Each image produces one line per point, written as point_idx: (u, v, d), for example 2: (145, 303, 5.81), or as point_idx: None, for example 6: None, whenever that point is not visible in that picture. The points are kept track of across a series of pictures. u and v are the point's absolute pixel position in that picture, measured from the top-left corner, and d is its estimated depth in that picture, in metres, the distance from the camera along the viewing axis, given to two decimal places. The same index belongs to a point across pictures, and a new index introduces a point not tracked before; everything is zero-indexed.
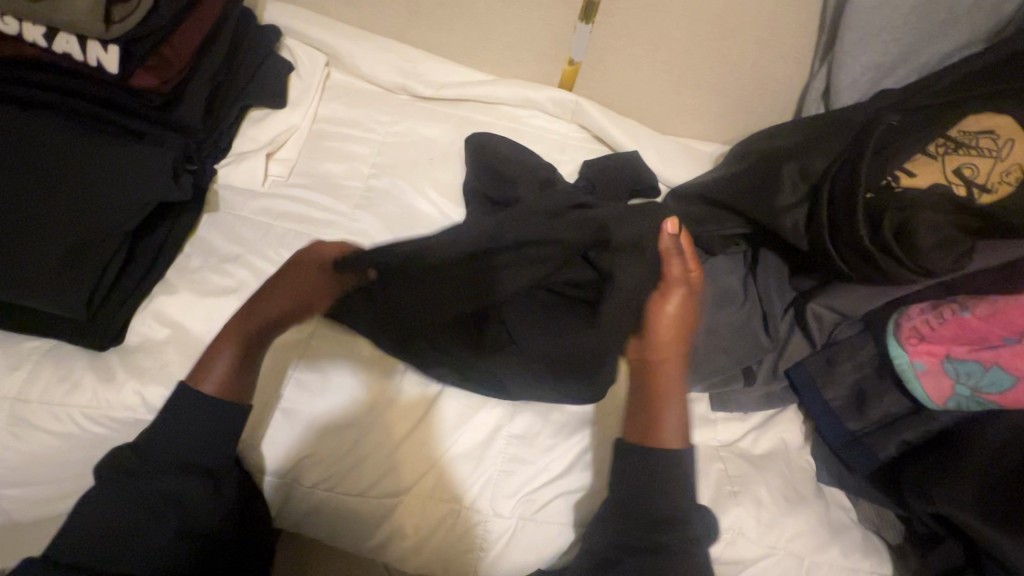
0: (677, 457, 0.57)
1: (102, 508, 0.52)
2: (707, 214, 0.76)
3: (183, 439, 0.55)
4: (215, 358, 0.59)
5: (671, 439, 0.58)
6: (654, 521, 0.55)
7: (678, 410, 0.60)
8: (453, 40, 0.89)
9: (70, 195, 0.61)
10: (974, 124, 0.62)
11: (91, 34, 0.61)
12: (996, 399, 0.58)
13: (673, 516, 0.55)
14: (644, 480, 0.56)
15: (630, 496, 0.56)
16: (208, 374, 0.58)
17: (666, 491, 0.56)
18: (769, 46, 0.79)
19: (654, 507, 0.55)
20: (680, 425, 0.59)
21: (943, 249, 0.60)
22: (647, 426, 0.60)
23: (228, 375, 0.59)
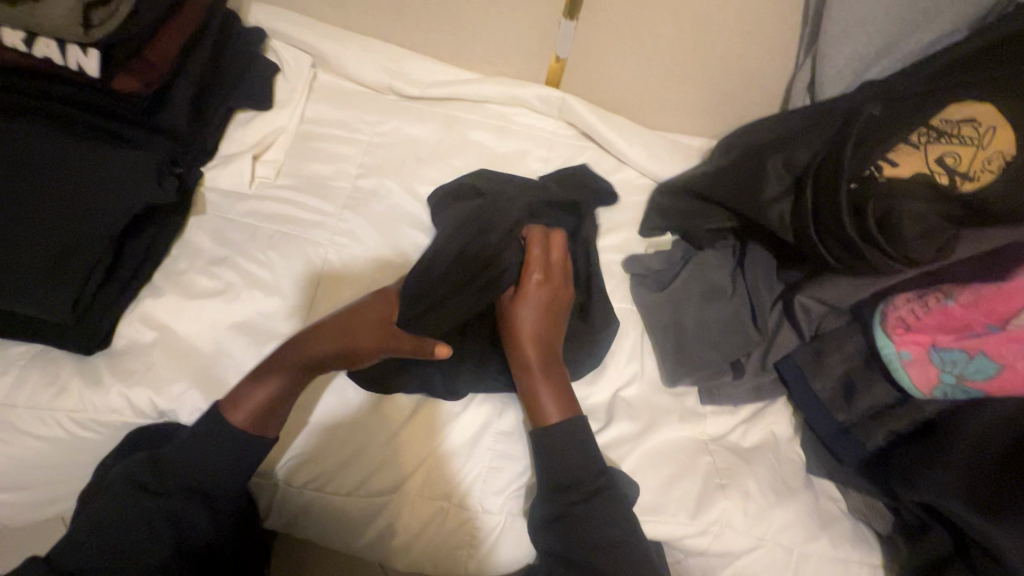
0: (563, 432, 0.62)
1: (116, 520, 0.54)
2: (695, 209, 0.77)
3: (203, 464, 0.57)
4: (254, 390, 0.59)
5: (550, 415, 0.63)
6: (561, 485, 0.60)
7: (549, 387, 0.64)
8: (438, 39, 0.89)
9: (54, 200, 0.61)
10: (955, 112, 0.62)
11: (70, 38, 0.61)
12: (981, 385, 0.58)
13: (577, 484, 0.60)
14: (555, 456, 0.61)
15: (552, 468, 0.61)
16: (240, 408, 0.58)
17: (552, 459, 0.61)
18: (754, 39, 0.79)
19: (568, 477, 0.60)
20: (555, 401, 0.64)
21: (926, 239, 0.60)
22: (530, 395, 0.64)
23: (263, 410, 0.59)
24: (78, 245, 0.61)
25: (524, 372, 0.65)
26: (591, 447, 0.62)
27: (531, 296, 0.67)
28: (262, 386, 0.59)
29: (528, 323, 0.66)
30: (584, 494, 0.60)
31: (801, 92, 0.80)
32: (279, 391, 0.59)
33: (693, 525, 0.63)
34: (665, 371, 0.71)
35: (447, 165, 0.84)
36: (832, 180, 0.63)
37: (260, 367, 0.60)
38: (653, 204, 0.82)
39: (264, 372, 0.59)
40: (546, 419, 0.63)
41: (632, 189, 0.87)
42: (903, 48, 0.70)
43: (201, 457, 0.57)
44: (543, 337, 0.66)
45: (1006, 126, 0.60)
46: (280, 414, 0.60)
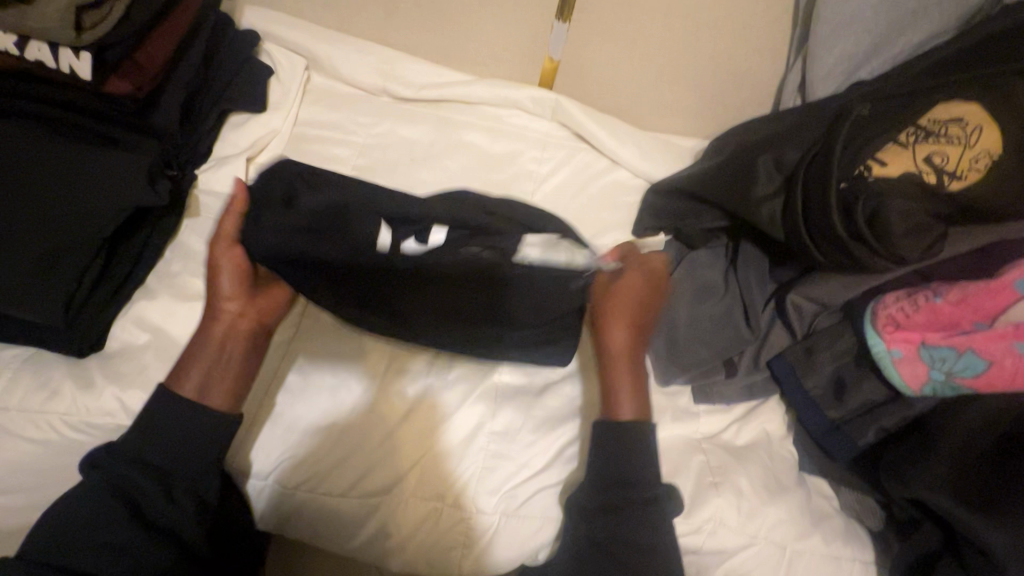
0: (635, 436, 0.62)
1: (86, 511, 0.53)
2: (687, 209, 0.77)
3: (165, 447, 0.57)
4: (190, 366, 0.61)
5: (625, 411, 0.64)
6: (619, 482, 0.60)
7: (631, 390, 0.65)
8: (432, 41, 0.89)
9: (45, 202, 0.61)
10: (943, 112, 0.62)
11: (63, 42, 0.62)
12: (970, 382, 0.59)
13: (640, 484, 0.60)
14: (618, 463, 0.61)
15: (603, 463, 0.61)
16: (184, 379, 0.61)
17: (623, 460, 0.61)
18: (744, 39, 0.79)
19: (625, 486, 0.60)
20: (634, 402, 0.65)
21: (914, 235, 0.61)
22: (612, 391, 0.65)
23: (203, 378, 0.61)
24: (70, 247, 0.61)
25: (605, 367, 0.67)
26: (652, 449, 0.62)
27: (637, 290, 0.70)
28: (196, 358, 0.62)
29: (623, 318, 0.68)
30: (640, 495, 0.59)
31: (792, 92, 0.81)
32: (211, 363, 0.62)
33: (686, 523, 0.63)
34: (658, 370, 0.71)
35: (441, 166, 0.85)
36: (822, 179, 0.63)
37: (198, 345, 0.62)
38: (646, 204, 0.82)
39: (205, 346, 0.62)
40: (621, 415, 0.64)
41: (626, 189, 0.88)
42: (891, 51, 0.71)
43: (160, 439, 0.57)
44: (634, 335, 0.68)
45: (993, 126, 0.61)
46: (221, 384, 0.61)
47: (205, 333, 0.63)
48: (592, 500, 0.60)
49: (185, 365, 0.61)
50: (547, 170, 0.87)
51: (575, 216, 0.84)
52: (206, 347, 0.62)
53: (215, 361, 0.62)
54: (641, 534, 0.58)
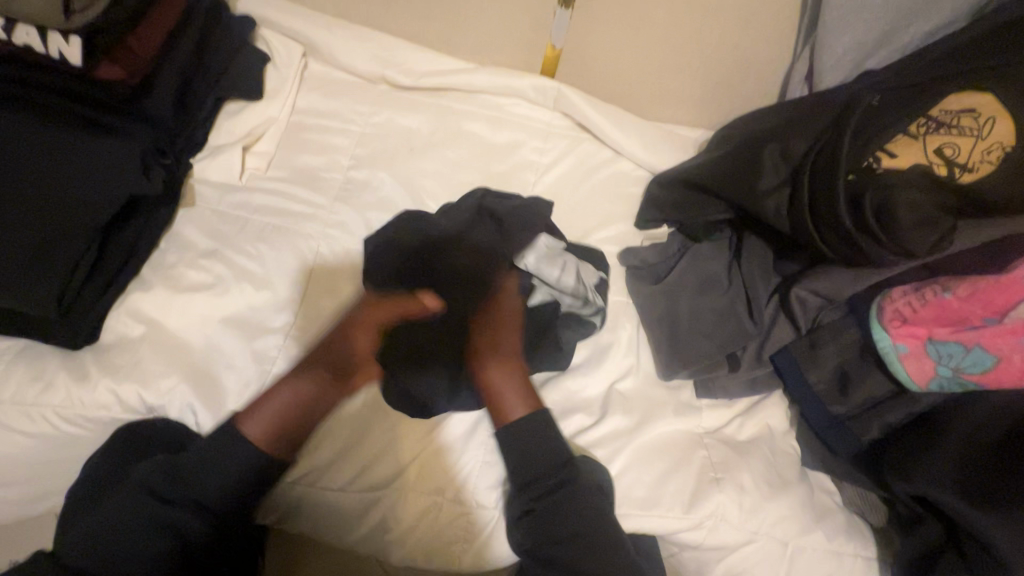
0: (528, 425, 0.61)
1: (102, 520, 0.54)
2: (690, 199, 0.76)
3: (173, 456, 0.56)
4: (257, 405, 0.59)
5: (511, 408, 0.62)
6: (528, 476, 0.59)
7: (513, 388, 0.63)
8: (431, 27, 0.87)
9: (36, 191, 0.60)
10: (956, 103, 0.61)
11: (51, 24, 0.60)
12: (978, 378, 0.58)
13: (546, 470, 0.59)
14: (519, 442, 0.60)
15: (517, 459, 0.60)
16: (253, 417, 0.58)
17: (531, 449, 0.60)
18: (751, 27, 0.78)
19: (538, 463, 0.60)
20: (518, 394, 0.63)
21: (926, 228, 0.59)
22: (495, 393, 0.63)
23: (271, 425, 0.58)
24: (62, 238, 0.60)
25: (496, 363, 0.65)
26: (552, 432, 0.61)
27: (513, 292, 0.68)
28: (273, 397, 0.60)
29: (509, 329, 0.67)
30: (551, 481, 0.58)
31: (799, 81, 0.79)
32: (286, 405, 0.60)
33: (687, 519, 0.63)
34: (660, 363, 0.71)
35: (441, 156, 0.83)
36: (829, 170, 0.62)
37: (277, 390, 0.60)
38: (648, 195, 0.80)
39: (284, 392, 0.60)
40: (509, 415, 0.62)
41: (628, 180, 0.86)
42: (903, 38, 0.70)
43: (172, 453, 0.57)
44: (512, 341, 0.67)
45: (1007, 117, 0.59)
46: (288, 433, 0.59)
47: (297, 379, 0.61)
48: (517, 502, 0.59)
49: (268, 408, 0.59)
50: (549, 161, 0.86)
51: (577, 207, 0.83)
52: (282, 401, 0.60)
53: (285, 410, 0.60)
54: (563, 523, 0.56)
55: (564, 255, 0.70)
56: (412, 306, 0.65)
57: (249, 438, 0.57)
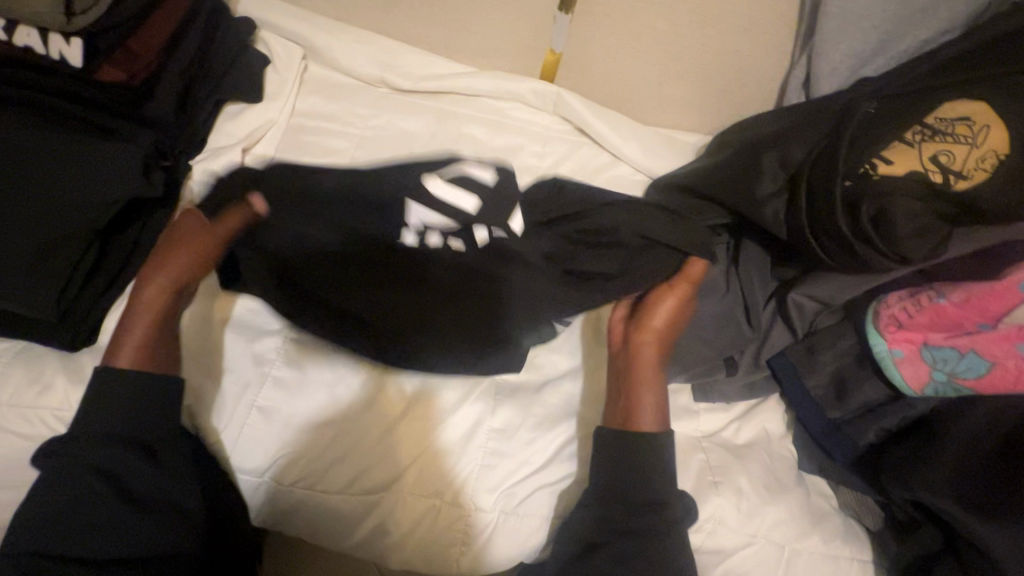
0: (659, 441, 0.61)
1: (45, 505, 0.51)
2: (689, 205, 0.76)
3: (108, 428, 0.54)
4: (129, 329, 0.59)
5: (648, 422, 0.62)
6: (629, 505, 0.58)
7: (655, 394, 0.63)
8: (432, 31, 0.88)
9: (36, 192, 0.60)
10: (950, 111, 0.62)
11: (53, 27, 0.61)
12: (972, 383, 0.58)
13: (657, 504, 0.58)
14: (627, 470, 0.59)
15: (621, 488, 0.59)
16: (122, 348, 0.58)
17: (633, 476, 0.59)
18: (749, 34, 0.79)
19: (642, 494, 0.58)
20: (655, 406, 0.63)
21: (920, 236, 0.60)
22: (631, 403, 0.63)
23: (143, 347, 0.59)
24: (62, 240, 0.60)
25: (632, 385, 0.64)
26: (668, 469, 0.60)
27: (668, 295, 0.67)
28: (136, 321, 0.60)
29: (658, 330, 0.66)
30: (653, 520, 0.57)
31: (796, 88, 0.80)
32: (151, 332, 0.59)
33: None
34: None
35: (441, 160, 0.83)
36: (827, 177, 0.63)
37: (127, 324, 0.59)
38: (646, 200, 0.81)
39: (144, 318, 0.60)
40: (641, 427, 0.62)
41: (627, 185, 0.87)
42: (899, 47, 0.71)
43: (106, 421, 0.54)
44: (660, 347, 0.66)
45: (1000, 125, 0.60)
46: (163, 358, 0.59)
47: (130, 313, 0.60)
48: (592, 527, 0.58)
49: (128, 332, 0.59)
50: (549, 165, 0.86)
51: None
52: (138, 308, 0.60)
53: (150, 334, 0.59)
54: (655, 553, 0.56)
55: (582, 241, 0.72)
56: (244, 212, 0.65)
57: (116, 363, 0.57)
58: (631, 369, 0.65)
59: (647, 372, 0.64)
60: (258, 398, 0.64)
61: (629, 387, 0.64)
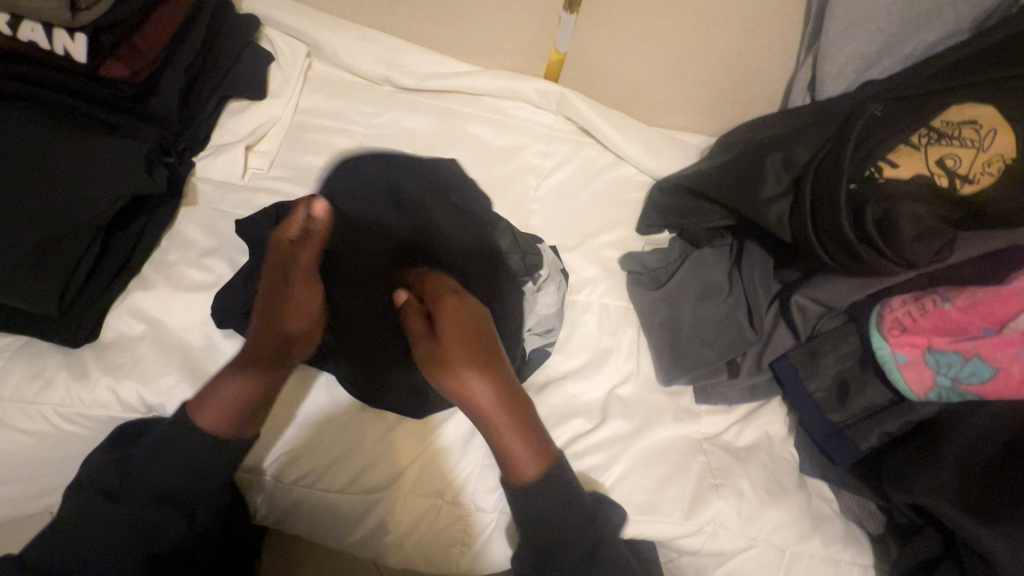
0: (540, 489, 0.55)
1: (104, 526, 0.53)
2: (693, 207, 0.76)
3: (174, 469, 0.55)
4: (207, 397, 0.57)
5: (527, 468, 0.55)
6: (545, 546, 0.55)
7: (520, 442, 0.55)
8: (436, 30, 0.88)
9: (39, 189, 0.60)
10: (957, 114, 0.61)
11: (57, 22, 0.60)
12: (976, 389, 0.58)
13: (572, 539, 0.55)
14: (540, 512, 0.55)
15: (529, 519, 0.55)
16: (204, 411, 0.57)
17: (546, 518, 0.55)
18: (754, 35, 0.78)
19: (554, 535, 0.55)
20: (531, 452, 0.55)
21: (925, 240, 0.59)
22: (505, 453, 0.56)
23: (224, 409, 0.56)
24: (64, 236, 0.60)
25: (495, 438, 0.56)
26: (578, 499, 0.56)
27: (479, 375, 0.53)
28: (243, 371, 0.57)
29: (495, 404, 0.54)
30: (579, 551, 0.55)
31: (801, 90, 0.79)
32: (246, 390, 0.57)
33: (685, 526, 0.63)
34: (660, 369, 0.71)
35: (443, 159, 0.83)
36: (833, 180, 0.62)
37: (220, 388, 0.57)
38: (650, 201, 0.82)
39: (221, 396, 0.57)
40: (524, 475, 0.55)
41: (630, 186, 0.87)
42: (906, 48, 0.70)
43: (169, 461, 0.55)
44: (512, 394, 0.56)
45: (1008, 128, 0.60)
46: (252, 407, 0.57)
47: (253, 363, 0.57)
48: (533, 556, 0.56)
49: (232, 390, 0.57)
50: (552, 165, 0.86)
51: (579, 211, 0.83)
52: (269, 350, 0.57)
53: (246, 390, 0.57)
54: None
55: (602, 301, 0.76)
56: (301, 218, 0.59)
57: (206, 426, 0.56)
58: (494, 426, 0.55)
59: (508, 433, 0.55)
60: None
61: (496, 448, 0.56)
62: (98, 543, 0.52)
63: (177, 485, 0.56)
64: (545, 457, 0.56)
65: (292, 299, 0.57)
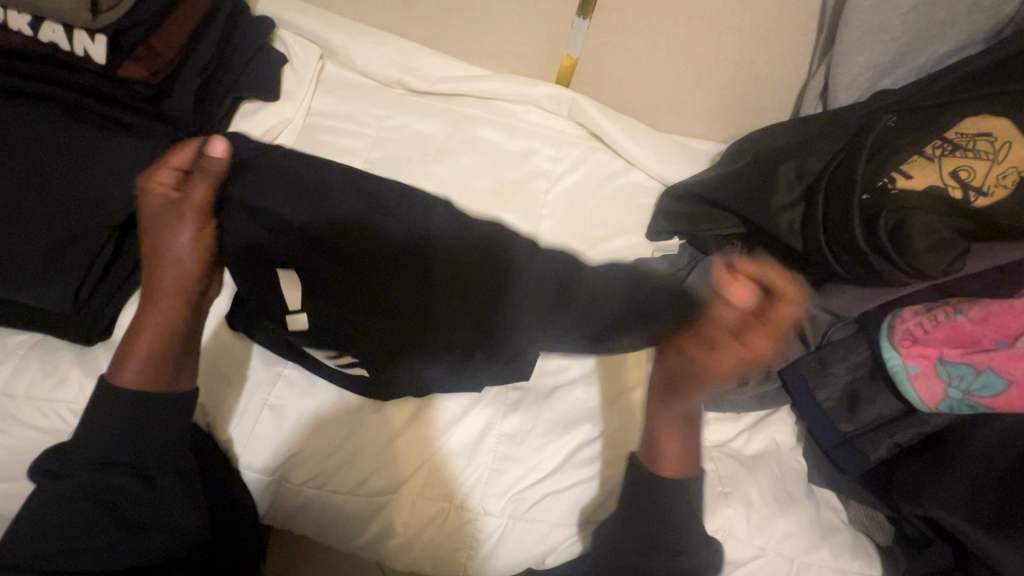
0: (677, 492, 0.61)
1: (58, 498, 0.52)
2: (705, 214, 0.76)
3: (111, 436, 0.54)
4: (130, 352, 0.56)
5: (672, 469, 0.62)
6: (647, 545, 0.60)
7: (679, 441, 0.64)
8: (449, 34, 0.88)
9: (56, 188, 0.61)
10: (972, 126, 0.62)
11: (78, 24, 0.61)
12: (988, 402, 0.57)
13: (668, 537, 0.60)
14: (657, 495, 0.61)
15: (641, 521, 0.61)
16: (128, 362, 0.56)
17: (669, 508, 0.61)
18: (767, 44, 0.78)
19: (658, 533, 0.60)
20: (682, 454, 0.63)
21: (937, 251, 0.59)
22: (654, 449, 0.64)
23: (151, 364, 0.56)
24: (78, 235, 0.60)
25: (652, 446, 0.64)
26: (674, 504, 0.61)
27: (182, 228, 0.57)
28: (151, 311, 0.57)
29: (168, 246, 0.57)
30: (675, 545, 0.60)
31: (812, 99, 0.79)
32: (159, 332, 0.57)
33: None
34: None
35: (454, 162, 0.84)
36: (846, 188, 0.63)
37: (137, 338, 0.57)
38: (658, 206, 0.81)
39: (149, 338, 0.56)
40: (666, 473, 0.62)
41: (640, 191, 0.86)
42: (920, 58, 0.70)
43: (109, 429, 0.54)
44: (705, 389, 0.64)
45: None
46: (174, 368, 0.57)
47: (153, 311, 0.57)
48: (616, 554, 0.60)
49: (138, 333, 0.57)
50: (563, 170, 0.86)
51: (589, 216, 0.84)
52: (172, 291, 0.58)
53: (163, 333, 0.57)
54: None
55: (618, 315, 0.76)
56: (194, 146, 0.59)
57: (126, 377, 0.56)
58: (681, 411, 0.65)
59: (669, 429, 0.64)
60: (269, 397, 0.65)
61: (652, 445, 0.64)
62: (53, 520, 0.51)
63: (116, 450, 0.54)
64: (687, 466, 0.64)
65: (195, 245, 0.57)
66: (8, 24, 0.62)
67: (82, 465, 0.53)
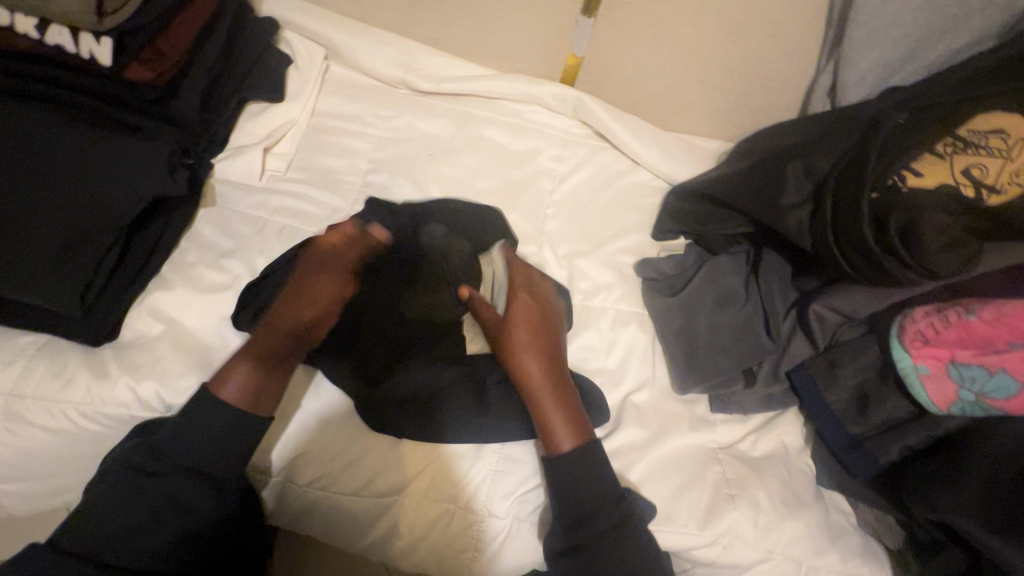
0: (579, 458, 0.60)
1: (132, 496, 0.55)
2: (712, 213, 0.76)
3: (191, 444, 0.57)
4: (231, 372, 0.60)
5: (560, 440, 0.61)
6: (580, 515, 0.59)
7: (557, 413, 0.62)
8: (453, 33, 0.88)
9: (64, 189, 0.61)
10: (984, 123, 0.61)
11: (84, 26, 0.61)
12: (1001, 404, 0.57)
13: (598, 510, 0.59)
14: (564, 472, 0.60)
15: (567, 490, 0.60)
16: (226, 381, 0.59)
17: (587, 486, 0.60)
18: (773, 41, 0.77)
19: (586, 505, 0.59)
20: (567, 425, 0.62)
21: (952, 250, 0.58)
22: (545, 427, 0.62)
23: (245, 385, 0.59)
24: (86, 236, 0.61)
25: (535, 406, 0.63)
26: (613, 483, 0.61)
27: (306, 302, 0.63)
28: (247, 357, 0.60)
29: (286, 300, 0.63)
30: (609, 521, 0.58)
31: (821, 96, 0.79)
32: (252, 376, 0.60)
33: (701, 536, 0.62)
34: (675, 378, 0.71)
35: (459, 162, 0.83)
36: (854, 187, 0.62)
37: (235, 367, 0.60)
38: (664, 206, 0.81)
39: (248, 365, 0.60)
40: (561, 449, 0.61)
41: (645, 191, 0.86)
42: (931, 55, 0.69)
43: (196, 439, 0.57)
44: (553, 376, 0.64)
45: None
46: (268, 394, 0.60)
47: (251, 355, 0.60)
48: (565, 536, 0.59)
49: (236, 370, 0.60)
50: (568, 169, 0.86)
51: (594, 216, 0.83)
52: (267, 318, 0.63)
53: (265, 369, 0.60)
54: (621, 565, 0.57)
55: (623, 315, 0.76)
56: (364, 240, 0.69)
57: (225, 397, 0.59)
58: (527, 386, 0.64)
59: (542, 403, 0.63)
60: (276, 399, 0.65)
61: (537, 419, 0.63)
62: (118, 518, 0.54)
63: (196, 458, 0.57)
64: (580, 433, 0.62)
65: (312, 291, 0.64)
66: (13, 27, 0.62)
67: (159, 471, 0.56)
